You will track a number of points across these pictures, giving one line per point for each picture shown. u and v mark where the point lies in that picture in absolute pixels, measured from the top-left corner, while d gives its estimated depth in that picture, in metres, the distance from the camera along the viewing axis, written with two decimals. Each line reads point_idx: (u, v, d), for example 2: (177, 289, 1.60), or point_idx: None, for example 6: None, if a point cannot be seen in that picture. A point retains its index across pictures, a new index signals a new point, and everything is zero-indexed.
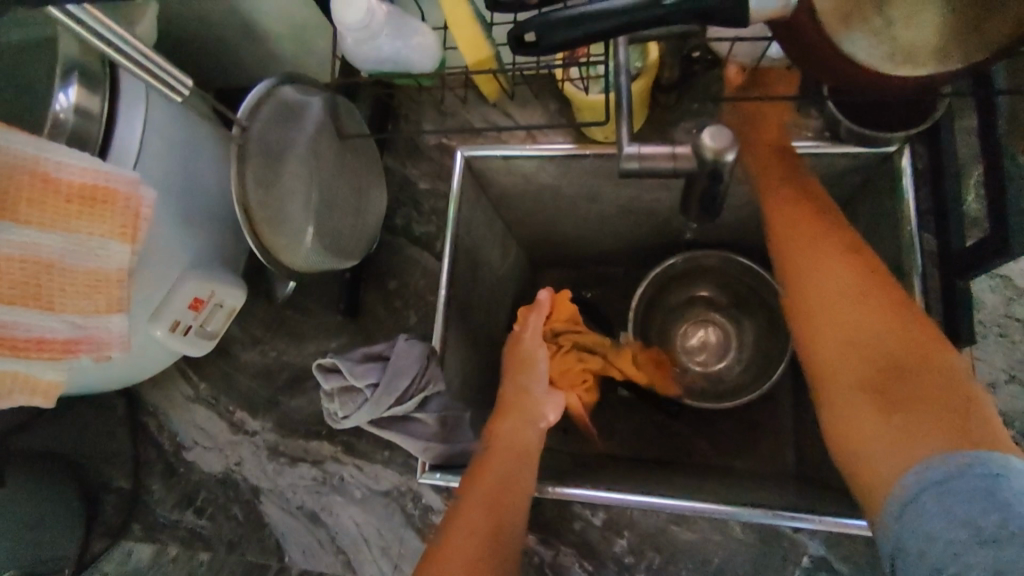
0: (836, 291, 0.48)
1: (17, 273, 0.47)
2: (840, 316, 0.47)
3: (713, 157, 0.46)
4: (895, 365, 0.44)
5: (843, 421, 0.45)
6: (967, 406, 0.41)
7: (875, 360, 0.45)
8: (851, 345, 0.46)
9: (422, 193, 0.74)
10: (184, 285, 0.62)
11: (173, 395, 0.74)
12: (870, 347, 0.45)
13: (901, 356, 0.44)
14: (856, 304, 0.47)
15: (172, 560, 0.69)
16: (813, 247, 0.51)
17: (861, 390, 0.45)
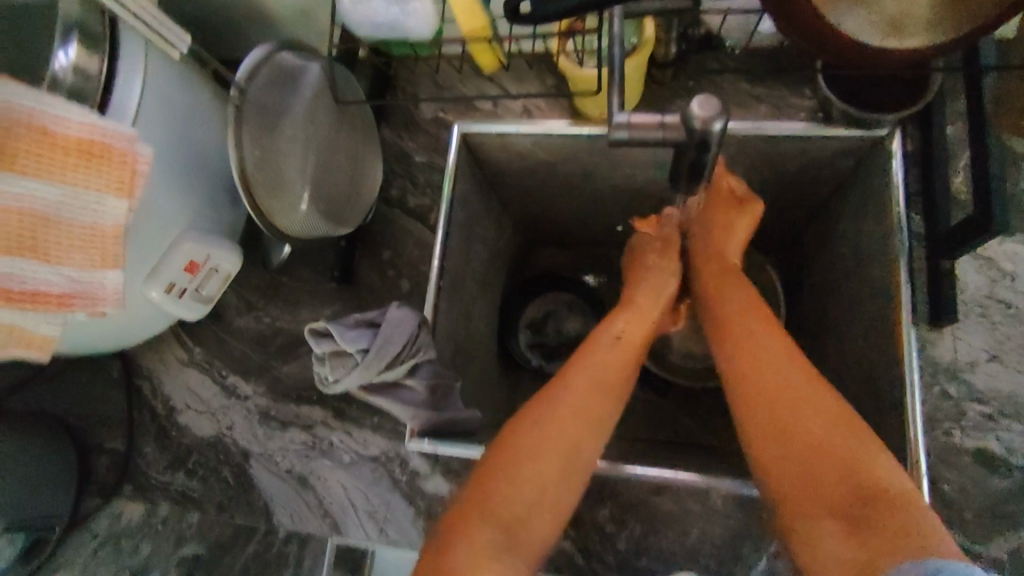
0: (794, 393, 0.49)
1: (14, 225, 0.48)
2: (785, 412, 0.48)
3: (700, 126, 0.46)
4: (853, 488, 0.44)
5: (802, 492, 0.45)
6: (916, 514, 0.42)
7: (830, 476, 0.45)
8: (806, 458, 0.46)
9: (418, 166, 0.75)
10: (180, 248, 0.63)
11: (166, 359, 0.75)
12: (827, 450, 0.45)
13: (855, 471, 0.44)
14: (806, 420, 0.47)
15: (162, 521, 0.69)
16: (768, 369, 0.50)
17: (821, 506, 0.44)
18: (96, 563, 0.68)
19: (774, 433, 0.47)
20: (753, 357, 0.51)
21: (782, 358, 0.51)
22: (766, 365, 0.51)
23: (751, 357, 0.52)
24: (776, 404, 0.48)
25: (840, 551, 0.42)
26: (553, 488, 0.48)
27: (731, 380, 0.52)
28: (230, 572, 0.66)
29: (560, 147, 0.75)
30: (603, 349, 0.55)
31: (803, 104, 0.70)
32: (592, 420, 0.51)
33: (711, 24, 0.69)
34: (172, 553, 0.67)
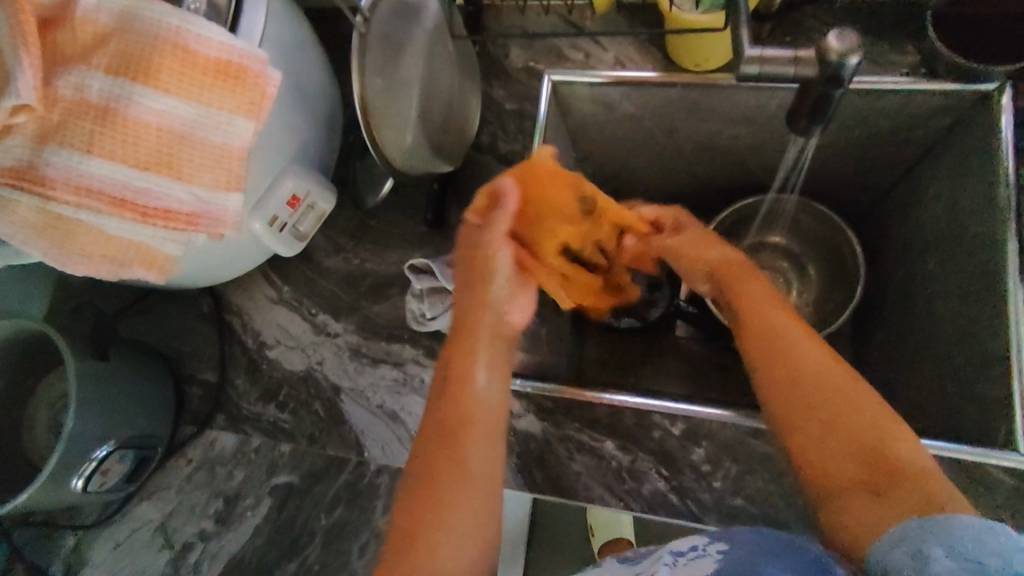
0: (806, 366, 0.48)
1: (154, 141, 0.50)
2: (789, 367, 0.49)
3: (837, 59, 0.45)
4: (859, 452, 0.44)
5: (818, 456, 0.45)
6: (937, 478, 0.42)
7: (850, 445, 0.45)
8: (811, 411, 0.47)
9: (509, 113, 0.75)
10: (285, 181, 0.64)
11: (256, 295, 0.76)
12: (850, 413, 0.46)
13: (863, 441, 0.44)
14: (809, 385, 0.47)
15: (255, 450, 0.72)
16: (787, 340, 0.50)
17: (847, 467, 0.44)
18: (193, 485, 0.72)
19: (797, 382, 0.48)
20: (772, 326, 0.51)
21: (810, 349, 0.49)
22: (789, 331, 0.50)
23: (782, 330, 0.51)
24: (798, 375, 0.48)
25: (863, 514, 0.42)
26: (488, 500, 0.47)
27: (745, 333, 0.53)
28: (322, 501, 0.69)
29: (651, 101, 0.71)
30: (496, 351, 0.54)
31: (906, 60, 0.67)
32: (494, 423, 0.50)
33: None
34: (265, 481, 0.70)
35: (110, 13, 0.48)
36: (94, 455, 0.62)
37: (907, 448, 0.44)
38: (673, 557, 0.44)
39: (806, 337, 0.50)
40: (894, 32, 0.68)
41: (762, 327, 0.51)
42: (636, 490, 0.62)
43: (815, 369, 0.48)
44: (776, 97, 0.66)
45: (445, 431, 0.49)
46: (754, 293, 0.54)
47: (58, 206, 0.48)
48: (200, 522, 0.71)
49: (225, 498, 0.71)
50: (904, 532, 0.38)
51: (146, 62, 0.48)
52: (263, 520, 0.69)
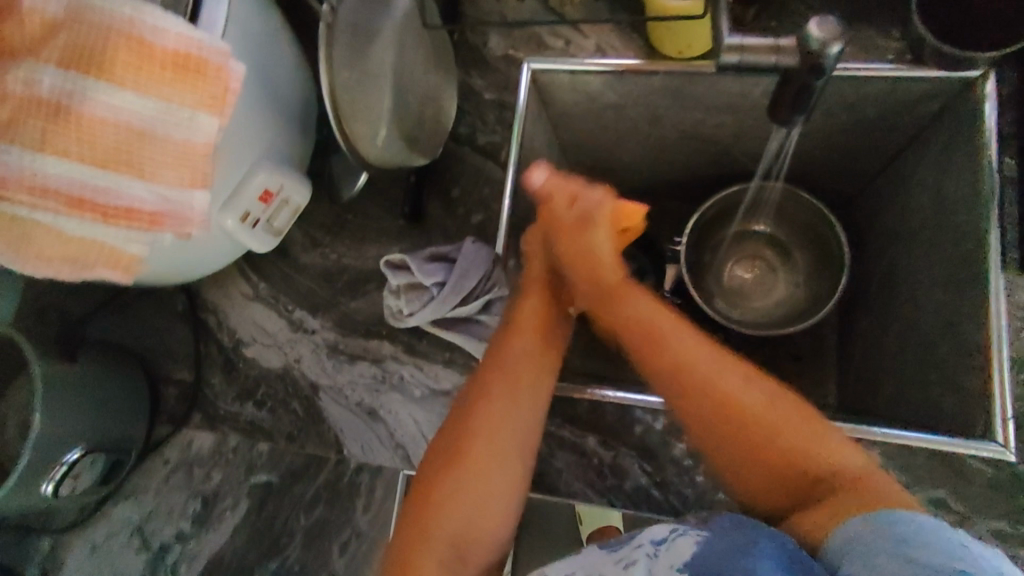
0: (745, 413, 0.50)
1: (111, 137, 0.48)
2: (726, 409, 0.50)
3: (819, 48, 0.44)
4: (794, 464, 0.48)
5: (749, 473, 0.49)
6: (878, 481, 0.45)
7: (773, 480, 0.49)
8: (741, 435, 0.50)
9: (487, 103, 0.73)
10: (255, 176, 0.62)
11: (231, 292, 0.75)
12: (774, 433, 0.49)
13: (793, 464, 0.48)
14: (732, 408, 0.50)
15: (233, 450, 0.70)
16: (691, 366, 0.52)
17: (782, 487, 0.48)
18: (171, 486, 0.71)
19: (719, 416, 0.50)
20: (672, 356, 0.52)
21: (695, 346, 0.53)
22: (699, 367, 0.52)
23: (680, 362, 0.52)
24: (721, 418, 0.50)
25: (812, 519, 0.45)
26: (501, 494, 0.52)
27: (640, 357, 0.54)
28: (301, 500, 0.68)
29: (633, 88, 0.69)
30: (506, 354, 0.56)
31: (892, 45, 0.66)
32: (513, 412, 0.54)
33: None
34: (243, 481, 0.69)
35: (58, 2, 0.45)
36: (64, 460, 0.61)
37: (845, 455, 0.47)
38: (654, 545, 0.44)
39: (706, 362, 0.52)
40: (878, 17, 0.67)
41: (657, 346, 0.54)
42: (618, 485, 0.61)
43: (731, 397, 0.50)
44: (758, 85, 0.65)
45: (462, 437, 0.54)
46: (638, 307, 0.56)
47: (13, 207, 0.47)
48: (178, 524, 0.70)
49: (203, 498, 0.70)
50: (861, 528, 0.41)
51: (99, 55, 0.46)
52: (242, 521, 0.68)
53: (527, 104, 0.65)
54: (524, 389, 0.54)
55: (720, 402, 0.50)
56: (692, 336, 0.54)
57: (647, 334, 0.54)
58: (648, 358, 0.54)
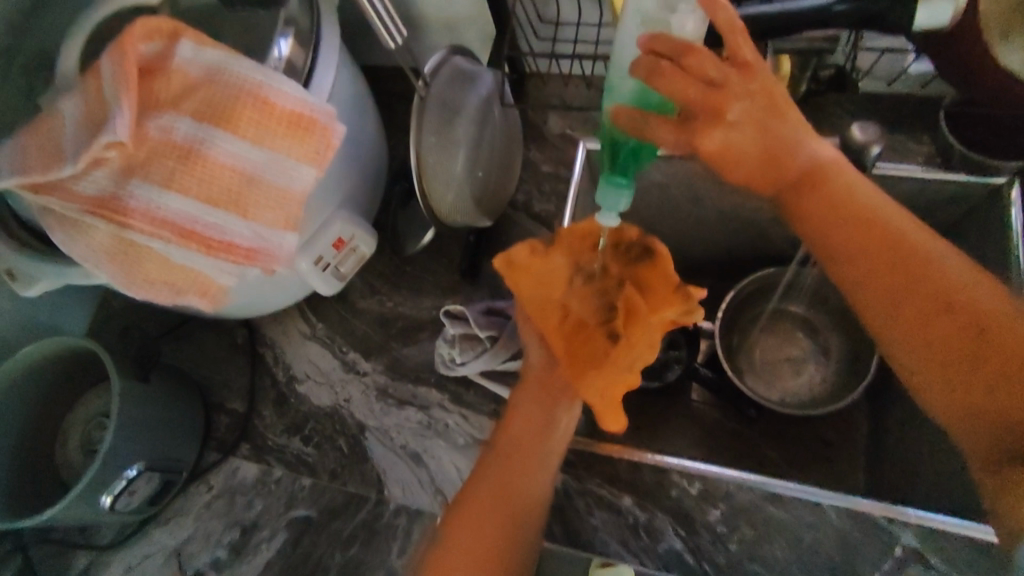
0: (940, 278, 0.43)
1: (226, 180, 0.54)
2: (910, 278, 0.44)
3: (859, 146, 0.50)
4: (965, 336, 0.41)
5: (916, 353, 0.43)
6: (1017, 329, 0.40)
7: (954, 338, 0.42)
8: (903, 290, 0.44)
9: (545, 175, 0.80)
10: (332, 226, 0.68)
11: (290, 330, 0.79)
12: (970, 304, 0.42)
13: (971, 325, 0.41)
14: (895, 274, 0.44)
15: (276, 481, 0.73)
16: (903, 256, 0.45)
17: (941, 365, 0.42)
18: (212, 513, 0.73)
19: (867, 253, 0.46)
20: (850, 210, 0.47)
21: (873, 199, 0.47)
22: (891, 228, 0.46)
23: (860, 210, 0.47)
24: (905, 280, 0.44)
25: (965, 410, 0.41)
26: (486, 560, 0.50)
27: (812, 216, 0.48)
28: (338, 537, 0.69)
29: (679, 171, 0.75)
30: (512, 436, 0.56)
31: (923, 149, 0.72)
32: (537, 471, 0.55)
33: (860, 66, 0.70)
34: (284, 513, 0.72)
35: (200, 66, 0.53)
36: (124, 475, 0.64)
37: (1010, 314, 0.41)
38: None
39: (897, 222, 0.46)
40: (911, 125, 0.73)
41: (836, 207, 0.47)
42: (652, 548, 0.65)
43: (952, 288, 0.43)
44: None
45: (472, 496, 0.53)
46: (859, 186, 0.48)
47: (132, 234, 0.52)
48: (214, 550, 0.71)
49: (242, 527, 0.72)
50: None
51: (230, 110, 0.53)
52: (278, 553, 0.70)
53: (581, 177, 0.71)
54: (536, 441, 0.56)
55: (908, 273, 0.44)
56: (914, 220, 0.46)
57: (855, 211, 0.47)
58: (847, 246, 0.47)
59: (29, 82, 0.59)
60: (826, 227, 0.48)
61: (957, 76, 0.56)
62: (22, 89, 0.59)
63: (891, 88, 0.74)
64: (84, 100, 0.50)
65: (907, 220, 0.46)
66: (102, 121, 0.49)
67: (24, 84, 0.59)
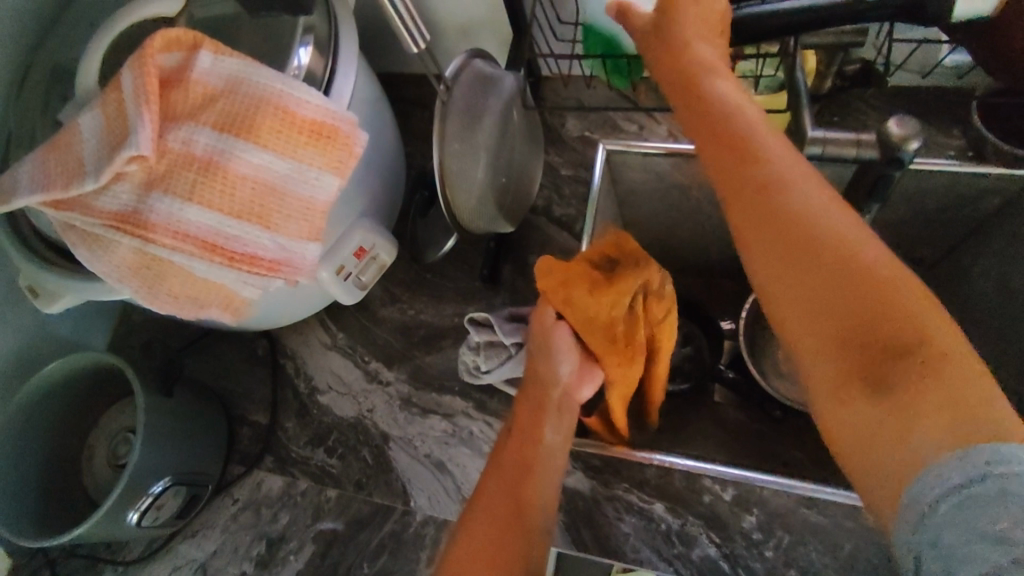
0: (840, 243, 0.34)
1: (248, 192, 0.53)
2: (804, 238, 0.35)
3: (898, 142, 0.48)
4: (864, 329, 0.32)
5: (809, 333, 0.34)
6: (941, 335, 0.31)
7: (854, 326, 0.33)
8: (799, 248, 0.35)
9: (564, 178, 0.79)
10: (353, 235, 0.67)
11: (311, 340, 0.79)
12: (882, 287, 0.32)
13: (885, 322, 0.32)
14: (789, 226, 0.36)
15: (301, 493, 0.73)
16: (795, 231, 0.35)
17: (837, 359, 0.33)
18: (238, 526, 0.73)
19: (760, 197, 0.37)
20: (742, 146, 0.40)
21: (775, 144, 0.39)
22: (785, 183, 0.37)
23: (756, 157, 0.39)
24: (800, 236, 0.35)
25: (861, 419, 0.32)
26: (509, 547, 0.48)
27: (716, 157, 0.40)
28: (365, 548, 0.68)
29: (700, 172, 0.74)
30: (528, 425, 0.54)
31: (953, 142, 0.70)
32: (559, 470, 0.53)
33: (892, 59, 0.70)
34: (310, 526, 0.71)
35: (220, 76, 0.52)
36: (150, 491, 0.63)
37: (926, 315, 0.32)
38: None
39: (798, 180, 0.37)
40: (939, 118, 0.71)
41: (732, 148, 0.40)
42: (686, 555, 0.62)
43: (868, 258, 0.34)
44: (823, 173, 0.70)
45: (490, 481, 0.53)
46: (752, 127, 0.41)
47: (155, 248, 0.51)
48: (241, 564, 0.71)
49: (269, 540, 0.71)
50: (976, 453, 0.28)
51: (251, 121, 0.52)
52: (305, 565, 0.69)
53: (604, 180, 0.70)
54: (544, 439, 0.53)
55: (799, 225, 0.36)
56: (813, 180, 0.38)
57: (748, 158, 0.39)
58: (736, 196, 0.38)
59: (49, 98, 0.59)
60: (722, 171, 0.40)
61: (998, 66, 0.54)
62: (42, 105, 0.59)
63: (924, 82, 0.72)
64: (106, 115, 0.50)
65: (806, 176, 0.38)
66: (125, 135, 0.49)
67: (47, 101, 0.59)
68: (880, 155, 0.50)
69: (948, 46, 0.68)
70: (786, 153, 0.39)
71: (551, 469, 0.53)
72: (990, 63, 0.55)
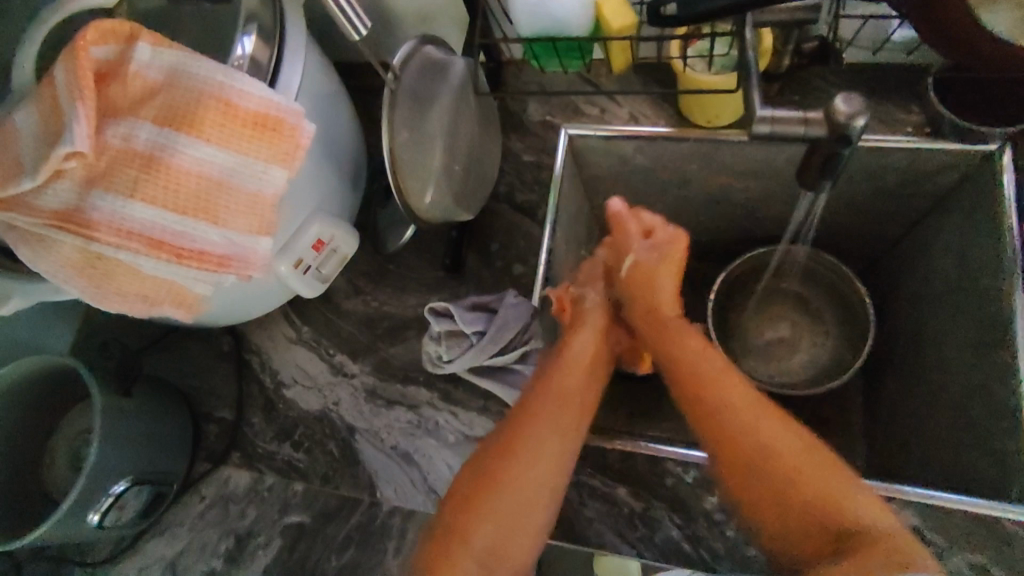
0: (791, 467, 0.51)
1: (194, 187, 0.52)
2: (758, 455, 0.52)
3: (844, 122, 0.48)
4: (807, 497, 0.50)
5: (785, 521, 0.51)
6: (863, 512, 0.49)
7: (799, 508, 0.50)
8: (778, 479, 0.51)
9: (526, 164, 0.78)
10: (310, 227, 0.66)
11: (275, 335, 0.78)
12: (798, 475, 0.51)
13: (812, 491, 0.50)
14: (771, 464, 0.52)
15: (269, 488, 0.72)
16: (750, 423, 0.53)
17: (814, 539, 0.49)
18: (206, 523, 0.72)
19: (732, 450, 0.53)
20: (718, 401, 0.55)
21: (717, 370, 0.57)
22: (734, 398, 0.55)
23: (726, 406, 0.55)
24: (784, 483, 0.51)
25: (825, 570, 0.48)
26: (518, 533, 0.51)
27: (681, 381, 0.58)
28: (333, 541, 0.68)
29: (662, 154, 0.74)
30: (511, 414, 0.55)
31: (911, 119, 0.70)
32: (569, 435, 0.53)
33: (840, 36, 0.70)
34: (277, 521, 0.71)
35: (159, 69, 0.51)
36: (111, 491, 0.63)
37: (840, 484, 0.50)
38: None
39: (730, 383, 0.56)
40: (898, 94, 0.71)
41: (699, 387, 0.56)
42: (649, 538, 0.62)
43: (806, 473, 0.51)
44: (782, 153, 0.70)
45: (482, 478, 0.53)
46: (711, 373, 0.57)
47: (99, 247, 0.50)
48: (210, 561, 0.70)
49: (236, 536, 0.71)
50: None
51: (192, 115, 0.51)
52: (274, 560, 0.69)
53: (564, 166, 0.70)
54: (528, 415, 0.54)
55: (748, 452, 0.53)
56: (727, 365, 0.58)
57: (722, 412, 0.54)
58: (724, 443, 0.54)
59: None
60: (704, 416, 0.55)
61: (946, 44, 0.54)
62: None
63: (874, 58, 0.72)
64: (41, 112, 0.48)
65: (748, 395, 0.55)
66: (60, 131, 0.48)
67: None
68: (828, 137, 0.50)
69: (895, 22, 0.68)
70: (726, 372, 0.57)
71: (535, 446, 0.53)
72: (937, 41, 0.55)
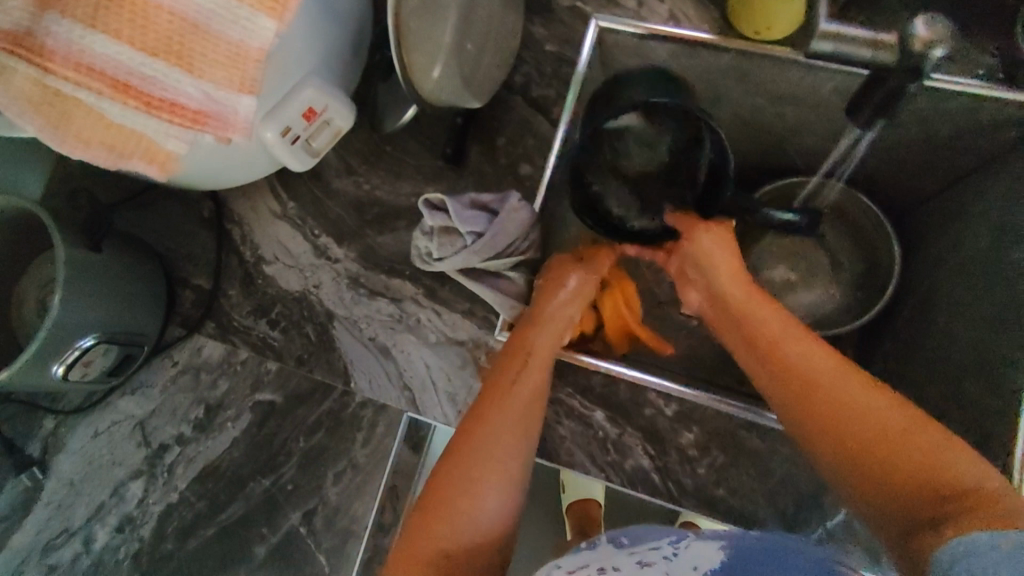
0: (853, 409, 0.45)
1: (165, 26, 0.43)
2: (811, 397, 0.47)
3: (920, 48, 0.46)
4: (880, 458, 0.43)
5: (838, 460, 0.45)
6: (925, 437, 0.42)
7: (861, 450, 0.44)
8: (836, 425, 0.45)
9: (547, 55, 0.70)
10: (302, 92, 0.59)
11: (259, 207, 0.73)
12: (900, 445, 0.42)
13: (884, 446, 0.43)
14: (854, 418, 0.45)
15: (241, 363, 0.71)
16: (816, 384, 0.47)
17: (862, 468, 0.43)
18: (176, 388, 0.71)
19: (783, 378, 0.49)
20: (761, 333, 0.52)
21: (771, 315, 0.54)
22: (806, 359, 0.49)
23: (801, 369, 0.49)
24: (856, 439, 0.44)
25: (883, 513, 0.41)
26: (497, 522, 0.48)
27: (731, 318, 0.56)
28: (303, 423, 0.68)
29: (698, 65, 0.66)
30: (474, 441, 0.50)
31: None
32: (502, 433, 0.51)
33: None
34: (248, 396, 0.70)
35: None
36: (78, 345, 0.61)
37: (962, 464, 0.40)
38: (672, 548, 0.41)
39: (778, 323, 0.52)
40: None
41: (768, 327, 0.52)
42: (619, 463, 0.60)
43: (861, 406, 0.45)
44: (832, 79, 0.62)
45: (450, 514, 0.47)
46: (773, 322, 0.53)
47: (56, 82, 0.43)
48: (178, 426, 0.70)
49: (206, 406, 0.70)
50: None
51: None
52: (241, 434, 0.69)
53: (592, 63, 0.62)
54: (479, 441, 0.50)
55: (808, 392, 0.47)
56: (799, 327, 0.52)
57: (777, 351, 0.51)
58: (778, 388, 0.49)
59: None
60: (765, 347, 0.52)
61: None
62: None
63: None
64: None
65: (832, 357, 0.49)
66: None
67: None
68: (904, 68, 0.48)
69: None
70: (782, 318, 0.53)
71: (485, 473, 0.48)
72: None
